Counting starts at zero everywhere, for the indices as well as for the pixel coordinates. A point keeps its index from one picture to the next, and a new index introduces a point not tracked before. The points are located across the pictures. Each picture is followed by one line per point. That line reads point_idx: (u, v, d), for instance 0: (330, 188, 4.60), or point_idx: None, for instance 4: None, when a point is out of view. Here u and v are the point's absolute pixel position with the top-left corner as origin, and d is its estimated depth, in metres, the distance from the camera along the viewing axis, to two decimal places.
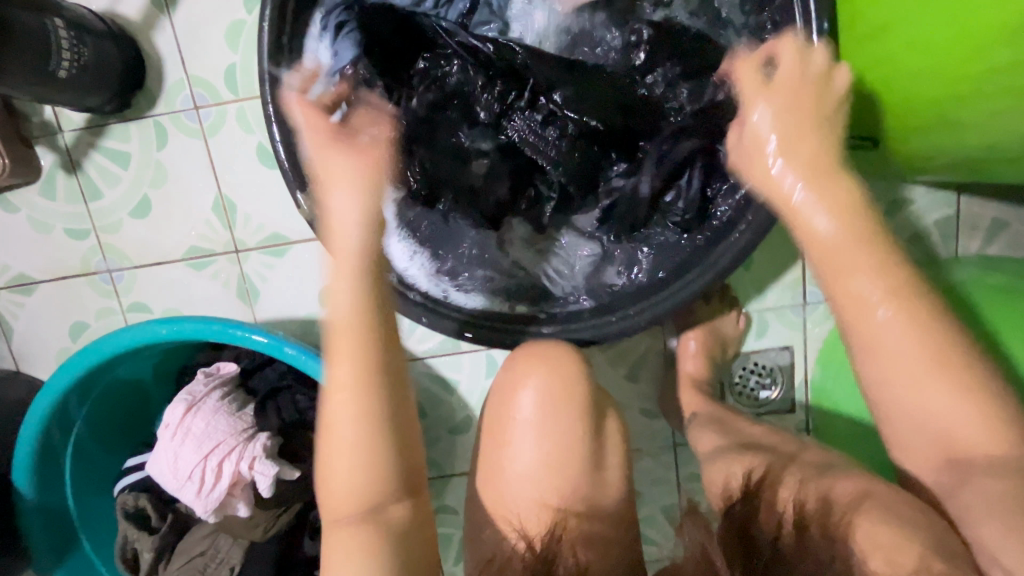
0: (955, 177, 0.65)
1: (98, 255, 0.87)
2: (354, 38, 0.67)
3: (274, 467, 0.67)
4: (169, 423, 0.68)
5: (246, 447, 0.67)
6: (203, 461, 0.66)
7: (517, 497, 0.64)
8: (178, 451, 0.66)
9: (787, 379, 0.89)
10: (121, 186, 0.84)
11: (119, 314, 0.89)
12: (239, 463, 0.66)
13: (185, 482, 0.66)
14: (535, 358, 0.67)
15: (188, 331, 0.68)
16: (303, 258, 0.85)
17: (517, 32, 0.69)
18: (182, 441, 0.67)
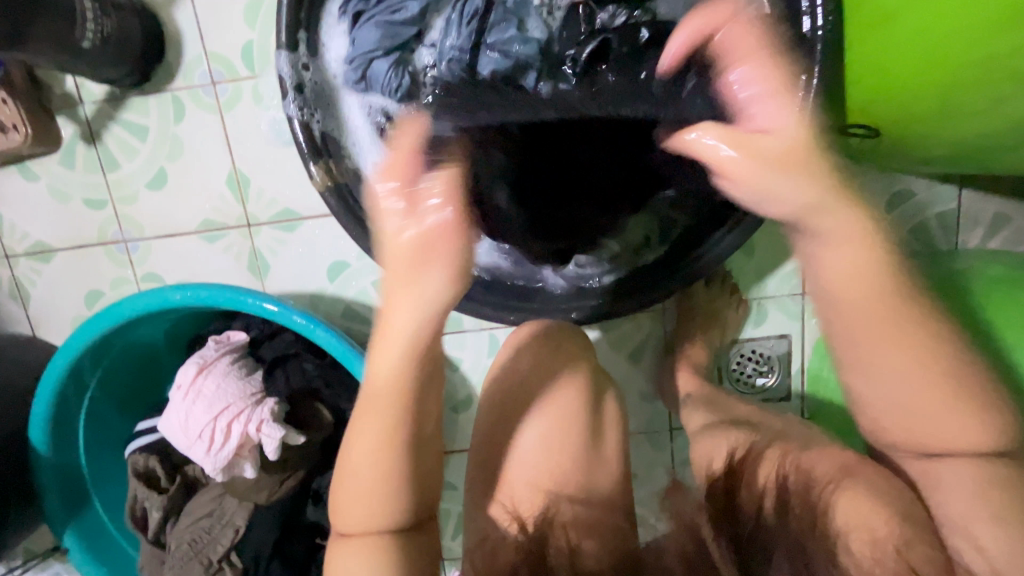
0: (946, 167, 0.67)
1: (114, 225, 0.89)
2: (371, 24, 0.69)
3: (281, 431, 0.70)
4: (182, 384, 0.70)
5: (254, 410, 0.69)
6: (213, 421, 0.68)
7: (518, 477, 0.65)
8: (190, 411, 0.69)
9: (783, 367, 0.91)
10: (138, 158, 0.86)
11: (133, 283, 0.92)
12: (248, 424, 0.69)
13: (196, 440, 0.68)
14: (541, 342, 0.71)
15: (202, 297, 0.71)
16: (312, 234, 0.88)
17: (532, 28, 0.70)
18: (193, 401, 0.69)
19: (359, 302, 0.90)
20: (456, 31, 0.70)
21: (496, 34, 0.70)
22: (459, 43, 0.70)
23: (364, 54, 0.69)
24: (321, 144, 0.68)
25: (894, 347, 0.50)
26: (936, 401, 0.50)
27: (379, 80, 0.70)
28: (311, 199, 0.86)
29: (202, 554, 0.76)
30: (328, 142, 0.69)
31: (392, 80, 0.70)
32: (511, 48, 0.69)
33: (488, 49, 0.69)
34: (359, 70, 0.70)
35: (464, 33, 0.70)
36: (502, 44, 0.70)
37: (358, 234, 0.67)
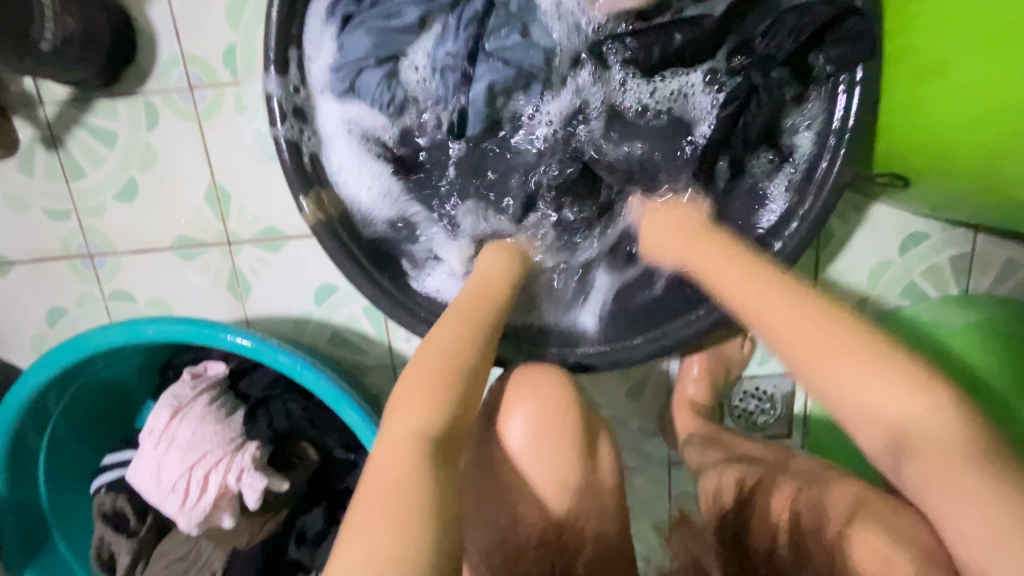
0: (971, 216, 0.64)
1: (78, 237, 0.82)
2: (361, 30, 0.61)
3: (263, 479, 0.64)
4: (155, 433, 0.64)
5: (234, 458, 0.64)
6: (188, 472, 0.63)
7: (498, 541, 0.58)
8: (163, 460, 0.63)
9: (786, 404, 0.89)
10: (106, 166, 0.78)
11: (100, 300, 0.85)
12: (227, 474, 0.63)
13: (168, 493, 0.63)
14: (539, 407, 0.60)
15: (176, 333, 0.64)
16: (299, 255, 0.81)
17: (538, 40, 0.64)
18: (167, 450, 0.64)
19: (348, 328, 0.84)
20: (452, 35, 0.63)
21: (497, 41, 0.64)
22: (456, 49, 0.63)
23: (353, 63, 0.62)
24: (313, 171, 0.62)
25: (832, 350, 0.47)
26: (873, 373, 0.45)
27: (368, 90, 0.63)
28: (299, 219, 0.80)
29: None
30: (320, 167, 0.62)
31: (384, 93, 0.64)
32: (513, 57, 0.64)
33: (487, 57, 0.64)
34: (347, 81, 0.63)
35: (461, 40, 0.63)
36: (503, 52, 0.64)
37: (353, 271, 0.62)
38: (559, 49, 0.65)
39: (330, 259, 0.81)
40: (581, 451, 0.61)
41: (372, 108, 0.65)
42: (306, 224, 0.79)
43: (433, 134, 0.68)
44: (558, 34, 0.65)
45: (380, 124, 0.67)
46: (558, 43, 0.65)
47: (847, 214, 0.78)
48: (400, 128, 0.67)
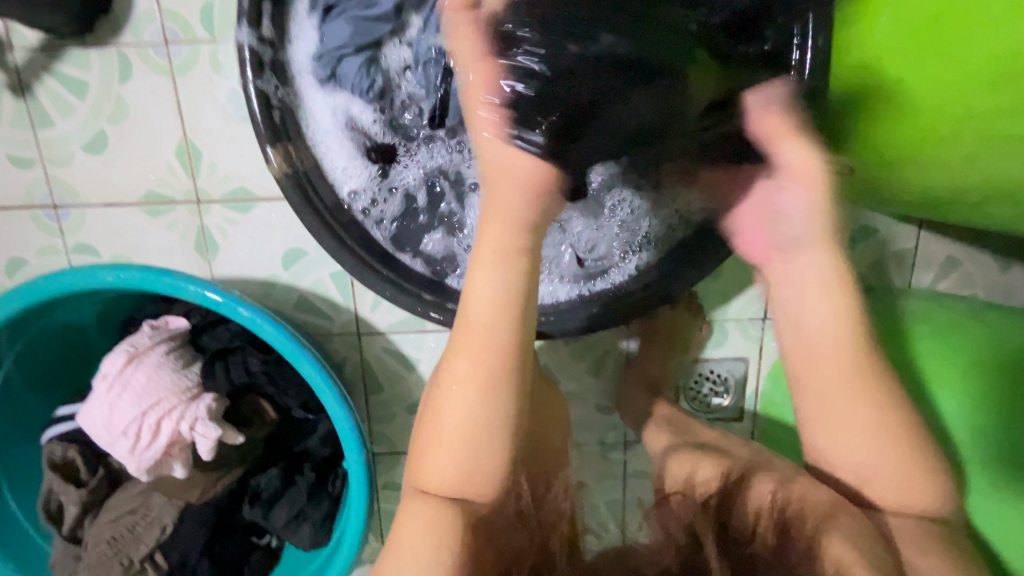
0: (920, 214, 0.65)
1: (43, 188, 0.81)
2: (342, 18, 0.60)
3: (217, 430, 0.66)
4: (107, 378, 0.65)
5: (188, 407, 0.65)
6: (141, 417, 0.63)
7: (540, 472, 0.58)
8: (115, 403, 0.64)
9: (738, 389, 0.92)
10: (76, 117, 0.78)
11: (62, 253, 0.84)
12: (181, 421, 0.64)
13: (119, 437, 0.63)
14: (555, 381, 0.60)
15: (136, 280, 0.64)
16: (268, 218, 0.82)
17: None
18: (119, 393, 0.64)
19: (314, 293, 0.85)
20: (434, 30, 0.61)
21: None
22: (438, 43, 0.61)
23: (334, 51, 0.60)
24: (282, 123, 0.62)
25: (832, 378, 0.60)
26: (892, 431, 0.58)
27: (351, 79, 0.61)
28: (270, 181, 0.80)
29: (123, 554, 0.72)
30: (290, 120, 0.62)
31: (364, 80, 0.62)
32: None
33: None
34: (330, 68, 0.61)
35: (443, 35, 0.61)
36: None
37: (318, 228, 0.63)
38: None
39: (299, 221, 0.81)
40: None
41: (353, 96, 0.63)
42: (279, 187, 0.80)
43: (412, 126, 0.65)
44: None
45: (359, 110, 0.64)
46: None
47: None
48: (379, 117, 0.65)
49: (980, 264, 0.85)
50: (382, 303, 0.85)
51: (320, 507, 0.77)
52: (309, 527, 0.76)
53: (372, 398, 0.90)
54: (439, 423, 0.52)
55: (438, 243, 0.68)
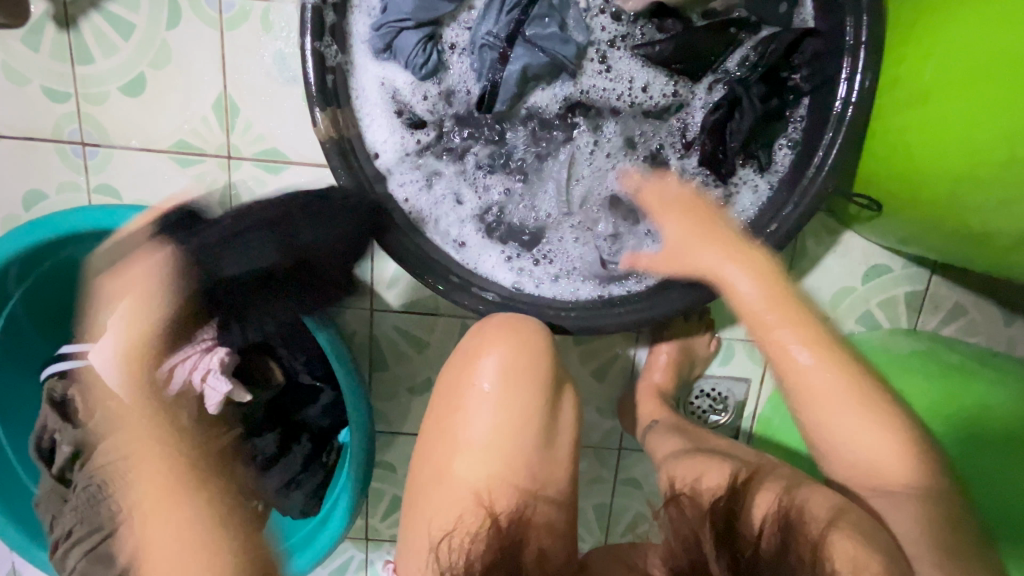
0: (941, 255, 0.68)
1: (73, 123, 0.80)
2: None
3: (228, 385, 0.70)
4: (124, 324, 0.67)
5: (204, 358, 0.69)
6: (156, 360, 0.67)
7: (472, 469, 0.56)
8: (128, 345, 0.66)
9: (737, 409, 0.93)
10: (117, 57, 0.77)
11: (83, 192, 0.83)
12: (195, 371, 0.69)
13: (131, 377, 0.67)
14: (515, 363, 0.57)
15: (168, 227, 0.65)
16: (298, 181, 0.82)
17: (577, 35, 0.65)
18: (133, 336, 0.66)
19: None
20: (494, 17, 0.62)
21: (536, 29, 0.63)
22: (496, 30, 0.62)
23: (394, 23, 0.61)
24: (334, 89, 0.61)
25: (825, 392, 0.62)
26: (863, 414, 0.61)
27: (405, 53, 0.62)
28: (307, 146, 0.80)
29: (111, 499, 0.71)
30: (342, 86, 0.62)
31: (419, 56, 0.62)
32: (551, 46, 0.63)
33: (526, 42, 0.63)
34: (386, 39, 0.62)
35: (503, 21, 0.62)
36: (542, 40, 0.63)
37: (355, 197, 0.63)
38: (595, 43, 0.66)
39: (329, 189, 0.81)
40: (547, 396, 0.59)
41: (405, 71, 0.64)
42: (314, 153, 0.80)
43: (461, 106, 0.66)
44: (601, 30, 0.66)
45: (408, 86, 0.65)
46: (597, 39, 0.66)
47: (821, 236, 0.83)
48: (427, 94, 0.65)
49: (985, 314, 0.87)
50: (401, 280, 0.85)
51: (312, 478, 0.78)
52: (301, 495, 0.77)
53: (376, 375, 0.90)
54: (422, 449, 0.60)
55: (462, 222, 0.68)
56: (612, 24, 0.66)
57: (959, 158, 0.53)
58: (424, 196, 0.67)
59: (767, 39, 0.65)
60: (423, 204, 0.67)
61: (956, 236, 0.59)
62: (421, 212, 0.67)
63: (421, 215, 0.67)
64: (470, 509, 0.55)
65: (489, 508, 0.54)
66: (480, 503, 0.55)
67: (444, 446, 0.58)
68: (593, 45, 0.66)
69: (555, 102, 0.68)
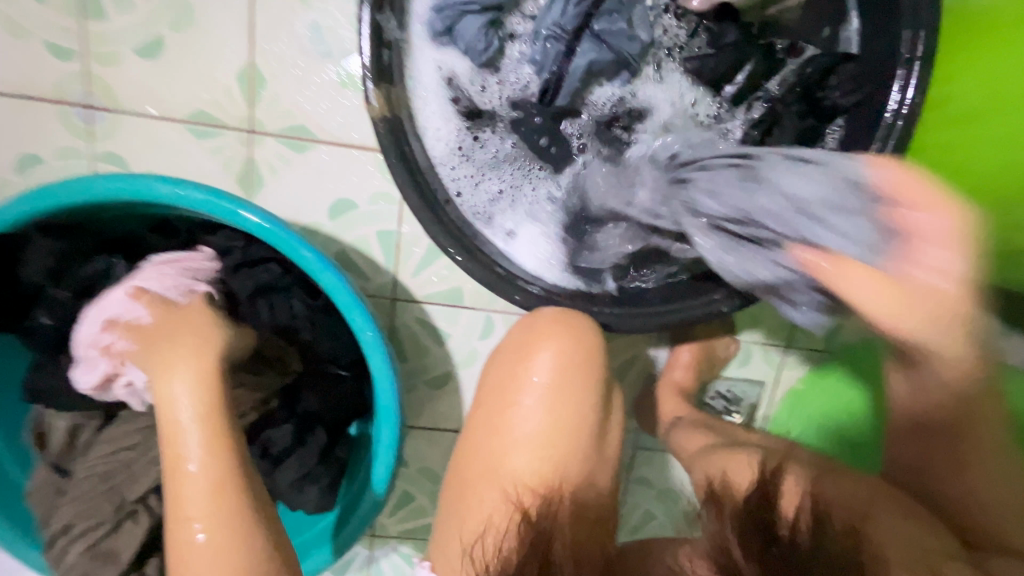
0: None
1: (78, 84, 0.73)
2: None
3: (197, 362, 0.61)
4: (91, 328, 0.61)
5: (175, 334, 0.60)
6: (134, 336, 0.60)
7: (517, 461, 0.56)
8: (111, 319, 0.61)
9: (750, 410, 0.95)
10: (133, 15, 0.72)
11: (85, 159, 0.77)
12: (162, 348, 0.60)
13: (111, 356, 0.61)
14: (569, 361, 0.57)
15: (198, 201, 0.60)
16: (324, 162, 0.78)
17: (642, 34, 0.63)
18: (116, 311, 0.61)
19: (355, 249, 0.81)
20: (562, 6, 0.61)
21: (605, 24, 0.62)
22: (564, 21, 0.61)
23: (459, 5, 0.59)
24: (387, 66, 0.58)
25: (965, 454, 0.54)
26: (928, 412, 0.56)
27: (467, 36, 0.60)
28: (336, 125, 0.76)
29: (115, 491, 0.66)
30: (395, 63, 0.59)
31: (482, 41, 0.60)
32: (617, 43, 0.62)
33: (593, 36, 0.62)
34: (448, 22, 0.60)
35: (571, 12, 0.60)
36: (609, 36, 0.62)
37: (404, 180, 0.60)
38: (656, 44, 0.65)
39: (356, 171, 0.78)
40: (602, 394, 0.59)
41: (464, 55, 0.61)
42: (344, 133, 0.76)
43: (517, 100, 0.64)
44: (662, 33, 0.65)
45: (465, 74, 0.62)
46: (657, 40, 0.65)
47: None
48: (484, 84, 0.63)
49: None
50: (427, 270, 0.82)
51: (328, 471, 0.73)
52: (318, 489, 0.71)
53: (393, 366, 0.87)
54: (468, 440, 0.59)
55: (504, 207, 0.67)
56: (674, 26, 0.65)
57: None
58: (472, 191, 0.65)
59: (810, 60, 0.65)
60: (465, 192, 0.65)
61: None
62: (461, 199, 0.65)
63: (461, 202, 0.65)
64: (500, 510, 0.54)
65: (517, 503, 0.53)
66: (509, 501, 0.54)
67: (490, 444, 0.57)
68: (655, 45, 0.65)
69: (613, 100, 0.66)
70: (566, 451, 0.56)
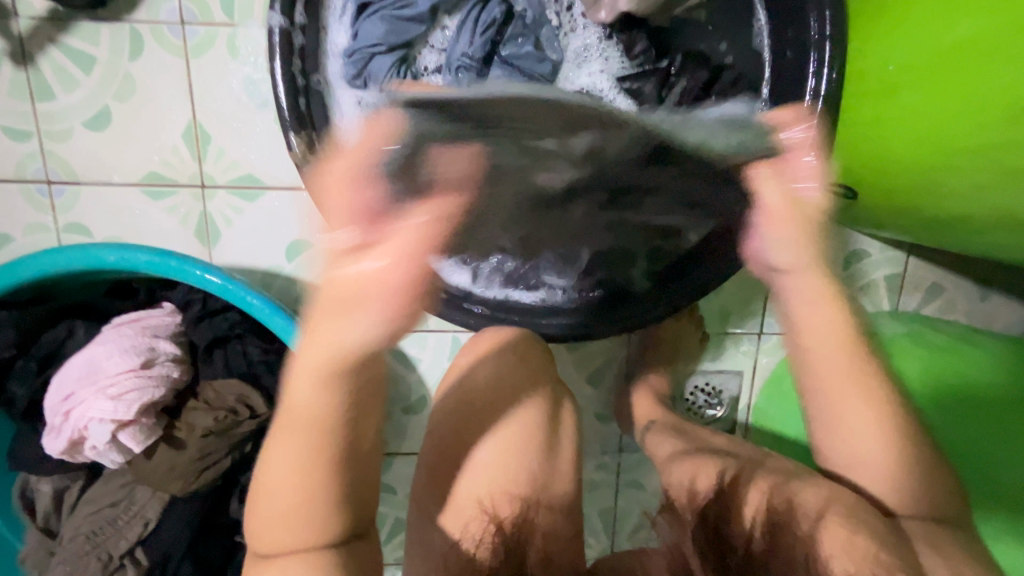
0: (928, 240, 0.68)
1: (37, 162, 0.77)
2: (376, 16, 0.63)
3: (130, 415, 0.62)
4: (54, 396, 0.64)
5: (115, 393, 0.62)
6: (78, 401, 0.62)
7: (466, 486, 0.59)
8: (63, 389, 0.63)
9: (732, 402, 0.94)
10: (79, 92, 0.75)
11: (52, 232, 0.80)
12: (102, 408, 0.62)
13: (62, 425, 0.63)
14: (510, 374, 0.64)
15: (141, 262, 0.63)
16: (273, 207, 0.80)
17: (550, 52, 0.67)
18: (68, 378, 0.64)
19: None
20: (467, 38, 0.64)
21: (512, 49, 0.65)
22: (471, 50, 0.64)
23: (367, 48, 0.62)
24: (307, 112, 0.61)
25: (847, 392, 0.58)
26: (873, 426, 0.57)
27: (378, 75, 0.63)
28: (281, 170, 0.79)
29: (102, 548, 0.68)
30: (315, 109, 0.62)
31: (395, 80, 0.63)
32: (525, 65, 0.65)
33: (501, 62, 0.65)
34: (359, 65, 0.63)
35: (477, 42, 0.64)
36: (517, 60, 0.65)
37: None
38: (568, 61, 0.68)
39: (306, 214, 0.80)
40: (545, 410, 0.64)
41: None
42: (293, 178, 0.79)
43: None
44: (572, 49, 0.68)
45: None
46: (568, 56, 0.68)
47: None
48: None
49: (961, 290, 0.89)
50: None
51: None
52: None
53: None
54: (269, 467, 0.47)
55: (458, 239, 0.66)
56: (589, 39, 0.68)
57: (929, 142, 0.54)
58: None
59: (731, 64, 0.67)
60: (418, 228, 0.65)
61: (934, 218, 0.60)
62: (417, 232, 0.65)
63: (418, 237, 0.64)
64: (474, 517, 0.57)
65: (493, 515, 0.56)
66: (484, 510, 0.57)
67: (445, 479, 0.60)
68: (566, 59, 0.68)
69: None
70: (518, 463, 0.60)
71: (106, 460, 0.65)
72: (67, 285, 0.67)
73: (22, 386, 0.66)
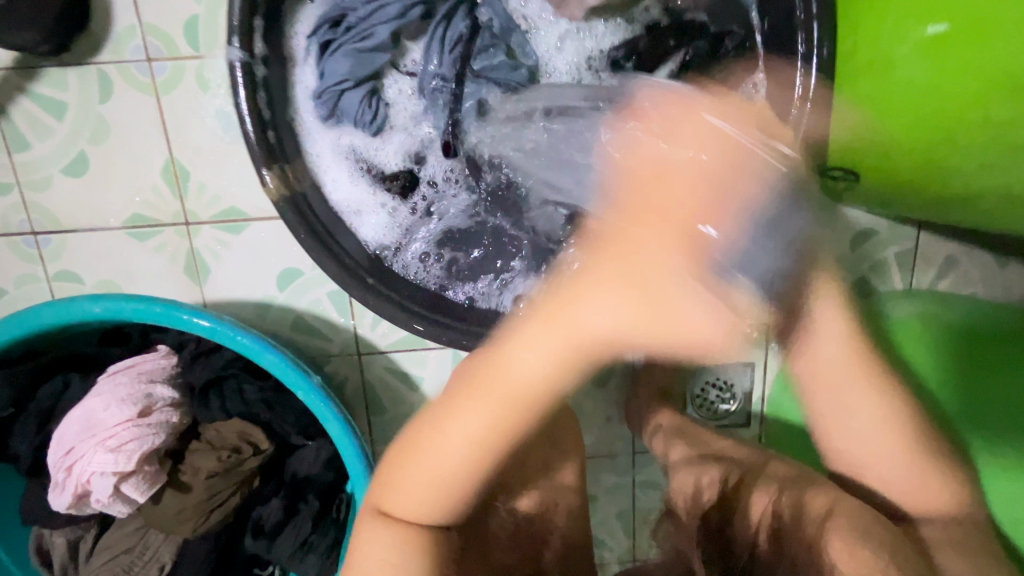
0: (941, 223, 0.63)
1: (20, 214, 0.77)
2: (340, 53, 0.60)
3: (130, 464, 0.62)
4: (57, 450, 0.63)
5: (113, 447, 0.61)
6: (80, 455, 0.62)
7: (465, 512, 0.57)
8: (65, 442, 0.63)
9: (745, 394, 0.91)
10: (53, 139, 0.74)
11: (43, 282, 0.80)
12: (103, 462, 0.61)
13: (67, 479, 0.63)
14: None
15: (127, 310, 0.62)
16: (260, 238, 0.79)
17: (528, 58, 0.65)
18: (70, 431, 0.63)
19: (311, 314, 0.82)
20: (437, 57, 0.62)
21: (483, 61, 0.63)
22: (443, 71, 0.62)
23: (334, 86, 0.61)
24: (278, 145, 0.59)
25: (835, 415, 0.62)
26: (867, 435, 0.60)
27: (352, 112, 0.62)
28: (261, 200, 0.77)
29: None
30: (285, 140, 0.60)
31: (367, 112, 0.62)
32: (500, 76, 0.63)
33: (474, 77, 0.63)
34: (330, 104, 0.62)
35: (447, 61, 0.62)
36: (490, 71, 0.63)
37: (318, 253, 0.59)
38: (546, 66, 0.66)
39: (292, 241, 0.78)
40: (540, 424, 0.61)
41: (357, 129, 0.64)
42: (272, 206, 0.77)
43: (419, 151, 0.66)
44: (547, 51, 0.66)
45: (364, 143, 0.65)
46: (543, 62, 0.66)
47: None
48: (386, 148, 0.65)
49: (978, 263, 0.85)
50: (383, 322, 0.82)
51: (324, 538, 0.72)
52: (316, 557, 0.71)
53: (374, 419, 0.88)
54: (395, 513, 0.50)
55: (372, 227, 0.66)
56: (573, 41, 0.66)
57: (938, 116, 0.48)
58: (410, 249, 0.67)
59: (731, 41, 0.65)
60: (353, 225, 0.65)
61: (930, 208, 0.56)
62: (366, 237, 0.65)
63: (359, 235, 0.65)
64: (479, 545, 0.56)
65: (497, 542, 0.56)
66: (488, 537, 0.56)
67: None
68: (540, 64, 0.65)
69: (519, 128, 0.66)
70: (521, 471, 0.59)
71: (114, 510, 0.65)
72: (59, 338, 0.67)
73: (24, 443, 0.66)
